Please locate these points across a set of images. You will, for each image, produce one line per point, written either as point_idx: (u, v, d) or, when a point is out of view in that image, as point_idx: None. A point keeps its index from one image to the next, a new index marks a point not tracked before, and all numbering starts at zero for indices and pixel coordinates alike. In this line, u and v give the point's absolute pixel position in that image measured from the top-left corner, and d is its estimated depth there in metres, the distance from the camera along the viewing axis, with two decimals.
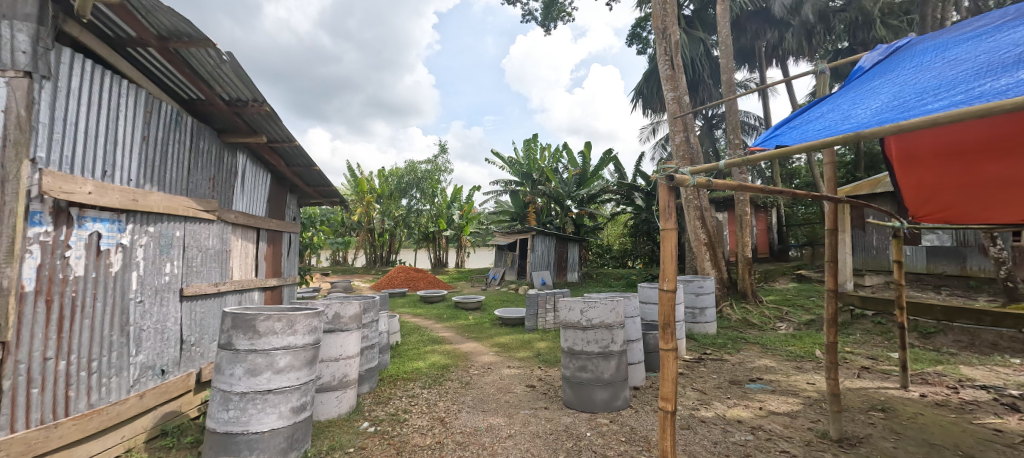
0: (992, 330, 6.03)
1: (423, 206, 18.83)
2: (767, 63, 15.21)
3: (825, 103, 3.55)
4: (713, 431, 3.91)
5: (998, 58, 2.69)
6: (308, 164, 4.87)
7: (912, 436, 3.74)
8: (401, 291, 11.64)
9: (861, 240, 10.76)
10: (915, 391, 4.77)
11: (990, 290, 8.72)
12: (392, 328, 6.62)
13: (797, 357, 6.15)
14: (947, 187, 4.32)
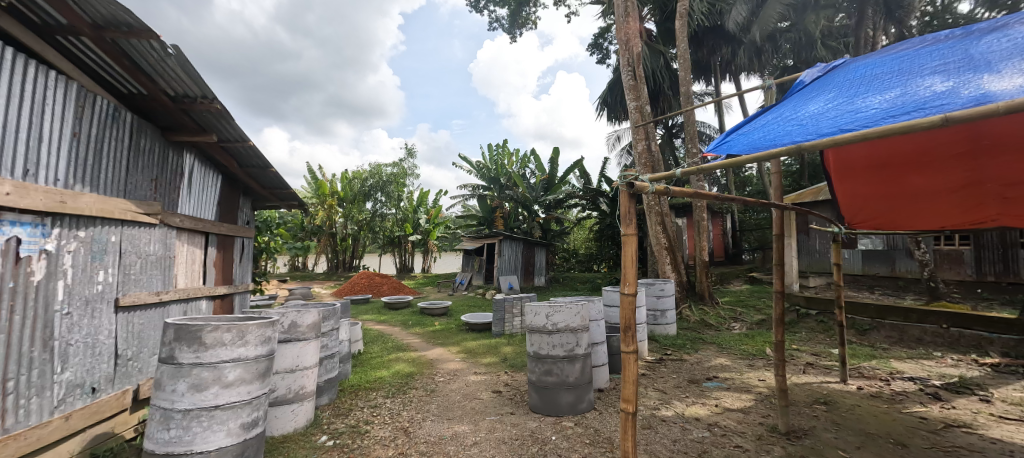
0: (917, 326, 6.48)
1: (388, 210, 18.36)
2: (722, 77, 15.93)
3: (768, 113, 3.72)
4: (673, 430, 3.97)
5: (916, 78, 2.92)
6: (263, 165, 4.63)
7: (851, 427, 3.96)
8: (364, 298, 11.29)
9: (805, 245, 11.39)
10: (854, 384, 5.04)
11: (916, 290, 9.44)
12: (354, 336, 6.39)
13: (750, 355, 6.40)
14: (880, 196, 4.61)
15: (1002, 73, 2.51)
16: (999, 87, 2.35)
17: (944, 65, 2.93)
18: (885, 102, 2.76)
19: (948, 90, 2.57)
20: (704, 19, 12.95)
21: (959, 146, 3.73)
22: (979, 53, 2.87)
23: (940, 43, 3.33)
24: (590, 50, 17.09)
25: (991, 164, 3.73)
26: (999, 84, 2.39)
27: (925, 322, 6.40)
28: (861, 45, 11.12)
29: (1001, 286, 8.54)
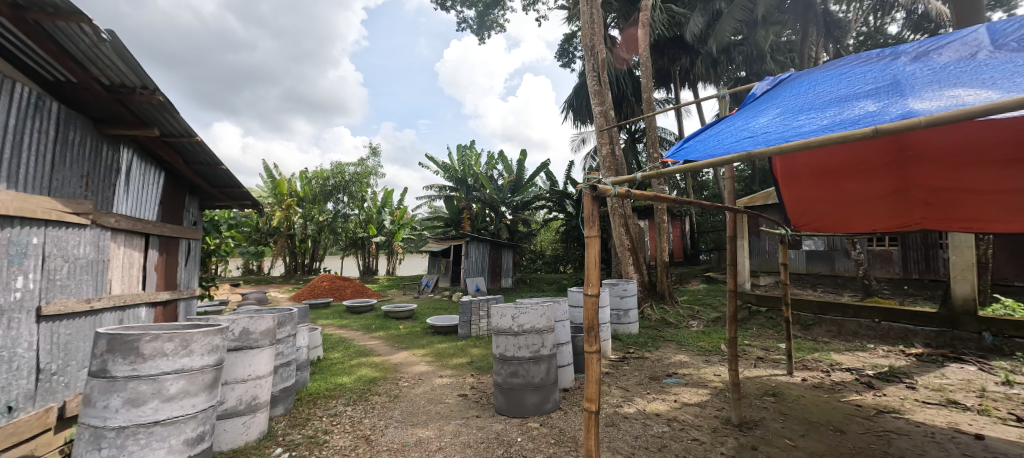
0: (854, 320, 6.84)
1: (351, 211, 17.66)
2: (682, 85, 16.50)
3: (721, 122, 3.86)
4: (635, 426, 4.02)
5: (853, 95, 3.11)
6: (212, 162, 4.34)
7: (796, 416, 4.15)
8: (324, 302, 10.85)
9: (756, 246, 11.93)
10: (799, 376, 5.28)
11: (852, 287, 10.10)
12: (313, 342, 6.13)
13: (706, 351, 6.59)
14: (820, 202, 4.87)
15: (925, 94, 2.71)
16: (922, 106, 2.55)
17: (876, 84, 3.13)
18: (825, 117, 2.91)
19: (879, 108, 2.75)
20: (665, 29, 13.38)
21: (888, 155, 4.02)
22: (906, 74, 3.09)
23: (873, 61, 3.56)
24: (556, 54, 17.29)
25: (916, 173, 4.04)
26: (922, 103, 2.57)
27: (860, 316, 6.78)
28: (807, 60, 11.85)
29: (926, 283, 9.24)
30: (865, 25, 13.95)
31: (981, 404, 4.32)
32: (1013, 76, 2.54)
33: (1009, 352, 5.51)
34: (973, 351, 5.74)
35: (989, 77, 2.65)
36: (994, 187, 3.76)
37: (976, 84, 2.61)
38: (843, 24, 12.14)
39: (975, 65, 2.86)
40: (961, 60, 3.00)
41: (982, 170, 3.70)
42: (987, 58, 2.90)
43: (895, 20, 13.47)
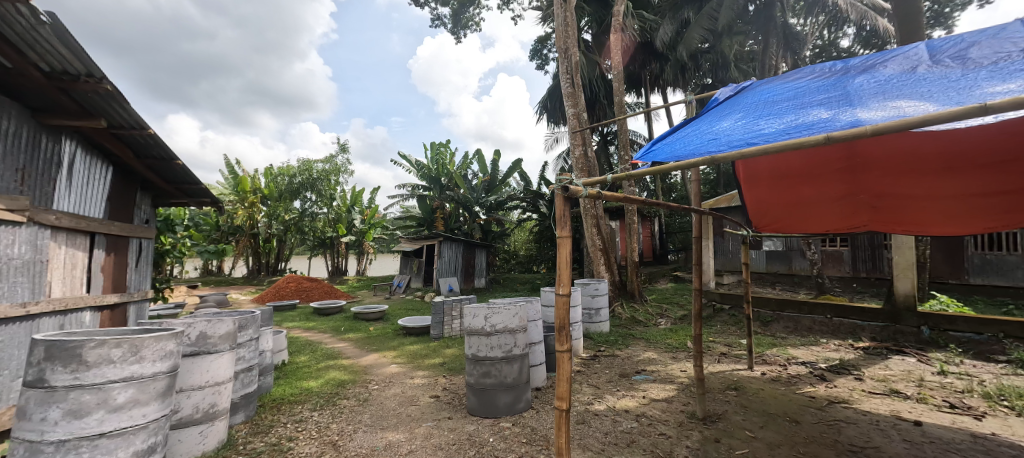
0: (808, 317, 7.14)
1: (318, 210, 16.89)
2: (652, 90, 16.86)
3: (685, 126, 3.94)
4: (605, 423, 4.06)
5: (808, 103, 3.23)
6: (167, 157, 4.10)
7: (756, 409, 4.28)
8: (290, 303, 10.47)
9: (720, 246, 12.32)
10: (759, 370, 5.47)
11: (808, 286, 10.56)
12: (279, 345, 5.89)
13: (673, 348, 6.74)
14: (778, 205, 5.05)
15: (870, 105, 2.84)
16: (870, 115, 2.67)
17: (827, 94, 3.25)
18: (780, 124, 3.01)
19: (830, 117, 2.86)
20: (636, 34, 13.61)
21: (841, 161, 4.20)
22: (855, 86, 3.22)
23: (825, 73, 3.70)
24: (530, 56, 17.31)
25: (864, 178, 4.25)
26: (870, 113, 2.70)
27: (814, 312, 7.11)
28: (768, 70, 12.33)
29: (874, 281, 9.76)
30: (820, 38, 14.66)
31: (920, 392, 4.59)
32: (948, 89, 2.68)
33: (943, 344, 5.90)
34: (913, 343, 6.10)
35: (928, 89, 2.78)
36: (934, 192, 4.00)
37: (918, 96, 2.74)
38: (800, 36, 12.70)
39: (916, 78, 3.01)
40: (903, 73, 3.14)
41: (924, 176, 3.94)
42: (927, 71, 3.05)
43: (847, 34, 14.21)
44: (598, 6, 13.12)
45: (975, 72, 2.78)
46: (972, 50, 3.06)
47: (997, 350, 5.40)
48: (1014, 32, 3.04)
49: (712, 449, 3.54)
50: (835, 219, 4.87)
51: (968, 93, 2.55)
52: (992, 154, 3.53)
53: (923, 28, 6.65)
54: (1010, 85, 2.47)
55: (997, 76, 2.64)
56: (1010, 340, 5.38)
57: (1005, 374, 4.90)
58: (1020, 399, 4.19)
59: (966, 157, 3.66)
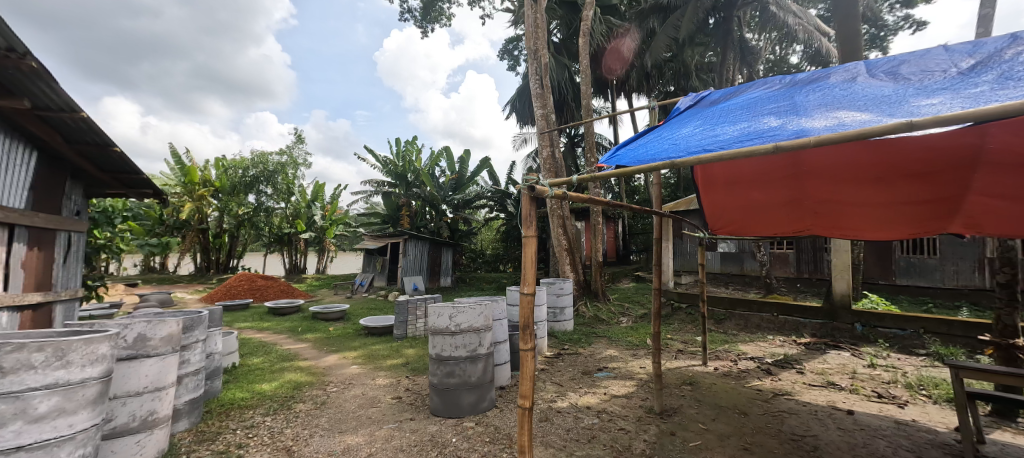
0: (757, 314, 7.45)
1: (275, 204, 16.33)
2: (618, 94, 17.17)
3: (647, 132, 4.00)
4: (567, 420, 4.06)
5: (760, 113, 3.34)
6: (102, 143, 3.77)
7: (709, 402, 4.41)
8: (241, 303, 9.92)
9: (679, 247, 12.70)
10: (713, 365, 5.66)
11: (758, 286, 11.07)
12: (228, 347, 5.56)
13: (634, 345, 6.86)
14: (730, 209, 5.22)
15: (814, 115, 2.95)
16: (814, 125, 2.78)
17: (776, 105, 3.37)
18: (732, 132, 3.10)
19: (778, 126, 2.96)
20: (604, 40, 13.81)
21: (790, 169, 4.39)
22: (802, 98, 3.35)
23: (776, 85, 3.85)
24: (500, 55, 17.23)
25: (808, 186, 4.45)
26: (814, 123, 2.81)
27: (763, 310, 7.39)
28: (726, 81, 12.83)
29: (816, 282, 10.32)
30: (772, 54, 15.38)
31: (852, 383, 4.89)
32: (883, 103, 2.82)
33: (873, 339, 6.30)
34: (847, 339, 6.50)
35: (866, 102, 2.92)
36: (869, 199, 4.24)
37: (856, 108, 2.87)
38: (755, 50, 13.29)
39: (856, 92, 3.16)
40: (845, 87, 3.29)
41: (860, 184, 4.17)
42: (866, 86, 3.20)
43: (796, 52, 14.99)
44: (567, 10, 13.21)
45: (907, 87, 2.94)
46: (904, 67, 3.25)
47: (919, 344, 5.89)
48: (940, 52, 3.24)
49: (668, 442, 3.61)
50: (782, 225, 5.06)
51: (898, 106, 2.70)
52: (919, 165, 3.79)
53: (860, 49, 7.08)
54: (935, 100, 2.62)
55: (925, 91, 2.80)
56: (930, 336, 5.84)
57: (926, 366, 5.32)
58: (937, 388, 4.54)
59: (897, 167, 3.90)
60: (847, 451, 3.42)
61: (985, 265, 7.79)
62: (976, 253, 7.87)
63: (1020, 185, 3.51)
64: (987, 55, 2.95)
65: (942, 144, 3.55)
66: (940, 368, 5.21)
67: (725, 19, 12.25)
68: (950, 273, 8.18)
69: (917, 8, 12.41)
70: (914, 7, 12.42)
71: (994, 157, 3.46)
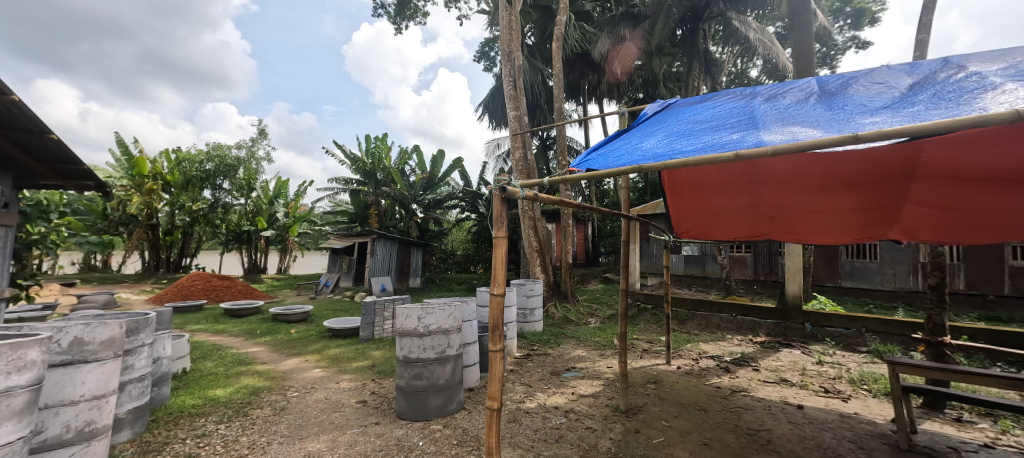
0: (717, 315, 7.67)
1: (234, 201, 15.58)
2: (589, 99, 17.39)
3: (618, 139, 4.04)
4: (535, 420, 4.03)
5: (722, 125, 3.41)
6: (34, 129, 3.46)
7: (672, 400, 4.48)
8: (193, 305, 9.36)
9: (646, 250, 12.96)
10: (675, 364, 5.77)
11: (719, 287, 11.43)
12: (179, 350, 5.23)
13: (602, 346, 6.92)
14: (693, 213, 5.33)
15: (770, 128, 3.05)
16: (772, 138, 2.87)
17: (737, 117, 3.46)
18: (695, 144, 3.17)
19: (738, 139, 3.04)
20: (577, 45, 13.92)
21: (750, 177, 4.51)
22: (761, 111, 3.46)
23: (737, 97, 3.96)
24: (476, 56, 17.14)
25: (765, 193, 4.61)
26: (771, 136, 2.90)
27: (722, 310, 7.62)
28: (692, 90, 13.23)
29: (772, 284, 10.74)
30: (733, 66, 15.99)
31: (802, 379, 5.10)
32: (833, 119, 2.94)
33: (821, 337, 6.61)
34: (798, 337, 6.78)
35: (816, 118, 3.04)
36: (820, 207, 4.41)
37: (808, 123, 2.98)
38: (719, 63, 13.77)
39: (809, 107, 3.29)
40: (799, 102, 3.42)
41: (812, 192, 4.34)
42: (818, 102, 3.33)
43: (755, 66, 15.64)
44: (542, 14, 13.23)
45: (853, 104, 3.08)
46: (850, 84, 3.40)
47: (860, 343, 6.21)
48: (884, 71, 3.40)
49: (633, 440, 3.64)
50: (740, 230, 5.20)
51: (844, 122, 2.82)
52: (864, 176, 3.98)
53: (813, 66, 7.42)
54: (878, 117, 2.75)
55: (870, 108, 2.93)
56: (870, 334, 6.17)
57: (867, 363, 5.61)
58: (876, 382, 4.79)
59: (845, 178, 4.08)
60: (798, 444, 3.54)
61: (919, 269, 8.30)
62: (911, 258, 8.39)
63: (952, 196, 3.74)
64: (924, 75, 3.12)
65: (883, 157, 3.76)
66: (879, 364, 5.51)
67: (691, 31, 12.61)
68: (888, 276, 8.67)
69: (863, 30, 13.23)
70: (861, 28, 13.22)
71: (929, 170, 3.69)
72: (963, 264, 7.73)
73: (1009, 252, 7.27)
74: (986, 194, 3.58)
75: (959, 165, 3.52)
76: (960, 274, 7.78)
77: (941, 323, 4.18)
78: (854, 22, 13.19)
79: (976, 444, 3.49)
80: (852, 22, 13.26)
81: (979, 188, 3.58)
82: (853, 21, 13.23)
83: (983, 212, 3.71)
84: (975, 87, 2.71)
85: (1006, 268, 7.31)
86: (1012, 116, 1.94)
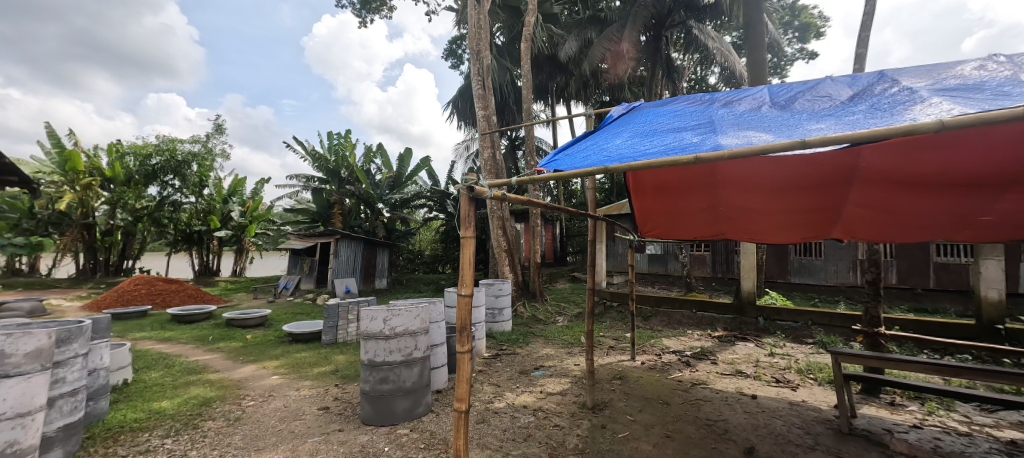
0: (679, 311, 7.85)
1: (184, 199, 14.63)
2: (557, 101, 17.51)
3: (584, 141, 4.00)
4: (504, 420, 3.95)
5: (682, 129, 3.44)
6: None
7: (637, 395, 4.52)
8: (137, 311, 8.70)
9: (612, 249, 13.14)
10: (639, 360, 5.84)
11: (681, 285, 11.73)
12: (120, 361, 4.84)
13: (569, 344, 6.93)
14: (656, 213, 5.39)
15: (725, 134, 3.11)
16: (728, 143, 2.91)
17: (695, 122, 3.51)
18: (656, 148, 3.18)
19: (695, 143, 3.08)
20: (544, 47, 13.95)
21: (709, 178, 4.60)
22: (716, 116, 3.52)
23: (697, 103, 4.01)
24: (444, 54, 16.88)
25: (722, 194, 4.71)
26: (728, 141, 2.95)
27: (683, 307, 7.82)
28: (655, 94, 13.55)
29: (730, 281, 11.13)
30: (693, 73, 16.48)
31: (756, 371, 5.27)
32: (782, 125, 3.02)
33: (773, 330, 6.88)
34: (752, 331, 7.03)
35: (767, 124, 3.11)
36: (773, 208, 4.55)
37: (760, 129, 3.05)
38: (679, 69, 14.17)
39: (760, 115, 3.36)
40: (752, 109, 3.49)
41: (764, 194, 4.48)
42: (768, 110, 3.42)
43: (714, 73, 16.16)
44: (510, 14, 13.18)
45: (800, 112, 3.18)
46: (797, 94, 3.50)
47: (807, 334, 6.51)
48: (829, 83, 3.52)
49: (599, 435, 3.62)
50: (699, 230, 5.30)
51: (791, 129, 2.90)
52: (812, 180, 4.13)
53: (765, 75, 7.69)
54: (823, 126, 2.84)
55: (815, 116, 3.03)
56: (816, 327, 6.49)
57: (813, 353, 5.88)
58: (821, 371, 5.01)
59: (795, 182, 4.23)
60: (753, 433, 3.62)
61: (858, 265, 8.80)
62: (851, 255, 8.90)
63: (887, 200, 3.95)
64: (863, 88, 3.25)
65: (828, 163, 3.92)
66: (824, 354, 5.79)
67: (655, 38, 12.86)
68: (832, 272, 9.15)
69: (809, 43, 13.90)
70: (808, 41, 13.90)
71: (867, 175, 3.89)
72: (895, 260, 8.25)
73: (935, 249, 7.80)
74: (916, 198, 3.81)
75: (893, 170, 3.73)
76: (893, 269, 8.29)
77: (877, 315, 4.41)
78: (801, 35, 13.85)
79: (907, 425, 3.70)
80: (799, 36, 13.91)
81: (911, 192, 3.80)
82: (800, 34, 13.86)
83: (914, 214, 3.95)
84: (907, 99, 2.85)
85: (931, 264, 7.84)
86: (937, 126, 2.04)
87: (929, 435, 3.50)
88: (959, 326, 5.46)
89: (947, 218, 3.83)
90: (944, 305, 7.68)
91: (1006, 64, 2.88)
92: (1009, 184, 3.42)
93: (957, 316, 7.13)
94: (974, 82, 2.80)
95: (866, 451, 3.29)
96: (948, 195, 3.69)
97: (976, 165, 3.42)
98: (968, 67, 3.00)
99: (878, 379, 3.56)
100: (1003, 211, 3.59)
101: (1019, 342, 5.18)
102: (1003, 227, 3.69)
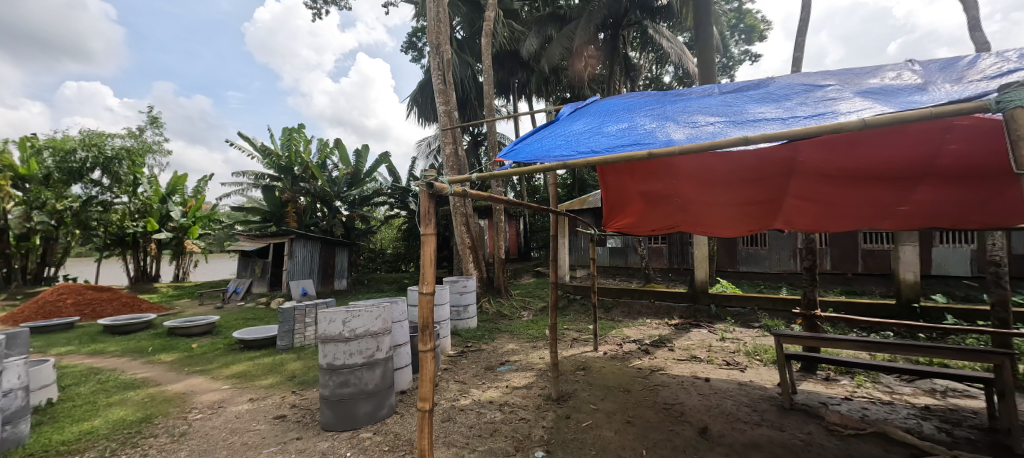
0: (638, 301, 8.06)
1: (117, 199, 13.43)
2: (518, 96, 17.49)
3: (542, 131, 3.94)
4: (470, 417, 3.87)
5: (637, 120, 3.46)
6: None
7: (600, 384, 4.57)
8: (62, 324, 7.96)
9: (574, 243, 13.32)
10: (602, 350, 5.92)
11: (640, 276, 12.04)
12: (44, 379, 4.41)
13: (534, 338, 6.94)
14: (616, 204, 5.40)
15: (675, 126, 3.15)
16: (680, 136, 2.96)
17: (649, 113, 3.56)
18: (610, 139, 3.19)
19: (647, 136, 3.10)
20: (505, 41, 13.86)
21: (662, 169, 4.69)
22: (668, 110, 3.56)
23: (650, 97, 4.05)
24: (404, 47, 16.43)
25: (677, 186, 4.79)
26: (679, 134, 3.01)
27: (641, 297, 8.02)
28: (614, 90, 13.77)
29: (685, 272, 11.56)
30: (650, 71, 16.89)
31: (709, 355, 5.47)
32: (727, 119, 3.08)
33: (724, 317, 7.19)
34: (706, 318, 7.32)
35: (713, 116, 3.18)
36: (721, 200, 4.67)
37: (707, 122, 3.11)
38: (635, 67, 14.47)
39: (709, 106, 3.42)
40: (702, 103, 3.55)
41: (715, 186, 4.59)
42: (717, 102, 3.48)
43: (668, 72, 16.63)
44: (470, 9, 12.99)
45: (744, 105, 3.26)
46: (741, 90, 3.60)
47: (753, 319, 6.87)
48: (770, 81, 3.63)
49: (564, 426, 3.63)
50: (654, 222, 5.34)
51: (736, 122, 2.98)
52: (757, 172, 4.28)
53: (715, 73, 7.93)
54: (764, 118, 2.93)
55: (757, 109, 3.13)
56: (762, 311, 6.84)
57: (759, 336, 6.20)
58: (766, 353, 5.27)
59: (740, 173, 4.36)
60: (706, 414, 3.73)
61: (797, 253, 9.35)
62: (792, 244, 9.44)
63: (822, 192, 4.15)
64: (800, 85, 3.38)
65: (770, 157, 4.11)
66: (769, 336, 6.11)
67: (612, 37, 12.85)
68: (776, 260, 9.66)
69: (754, 45, 14.59)
70: (752, 43, 14.57)
71: (804, 168, 4.09)
72: (829, 247, 8.80)
73: (863, 237, 8.40)
74: (848, 190, 4.03)
75: (828, 164, 3.95)
76: (827, 256, 8.85)
77: (814, 298, 4.65)
78: (747, 37, 14.49)
79: (840, 398, 3.95)
80: (745, 38, 14.56)
81: (843, 185, 4.03)
82: (745, 36, 14.52)
83: (846, 206, 4.14)
84: (835, 97, 2.99)
85: (859, 250, 8.45)
86: (859, 125, 2.15)
87: (858, 405, 3.75)
88: (883, 306, 5.92)
89: (871, 209, 4.07)
90: (871, 287, 8.29)
91: (919, 67, 3.07)
92: (922, 177, 3.72)
93: (881, 296, 7.74)
94: (893, 82, 2.99)
95: (805, 424, 3.47)
96: (872, 187, 3.94)
97: (895, 158, 3.67)
98: (888, 70, 3.18)
99: (814, 357, 3.74)
100: (918, 201, 3.87)
101: (931, 318, 5.69)
102: (917, 217, 3.97)
